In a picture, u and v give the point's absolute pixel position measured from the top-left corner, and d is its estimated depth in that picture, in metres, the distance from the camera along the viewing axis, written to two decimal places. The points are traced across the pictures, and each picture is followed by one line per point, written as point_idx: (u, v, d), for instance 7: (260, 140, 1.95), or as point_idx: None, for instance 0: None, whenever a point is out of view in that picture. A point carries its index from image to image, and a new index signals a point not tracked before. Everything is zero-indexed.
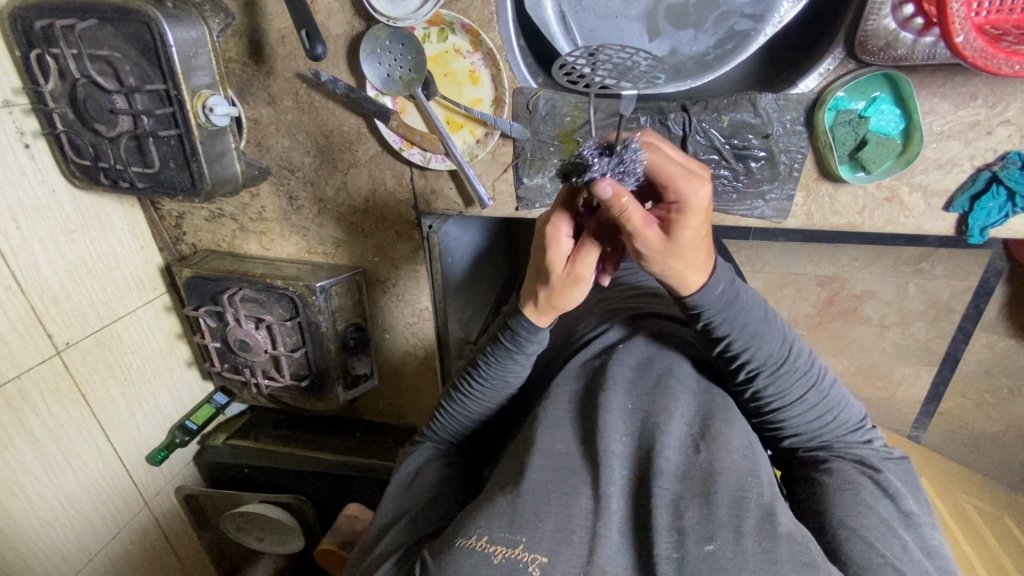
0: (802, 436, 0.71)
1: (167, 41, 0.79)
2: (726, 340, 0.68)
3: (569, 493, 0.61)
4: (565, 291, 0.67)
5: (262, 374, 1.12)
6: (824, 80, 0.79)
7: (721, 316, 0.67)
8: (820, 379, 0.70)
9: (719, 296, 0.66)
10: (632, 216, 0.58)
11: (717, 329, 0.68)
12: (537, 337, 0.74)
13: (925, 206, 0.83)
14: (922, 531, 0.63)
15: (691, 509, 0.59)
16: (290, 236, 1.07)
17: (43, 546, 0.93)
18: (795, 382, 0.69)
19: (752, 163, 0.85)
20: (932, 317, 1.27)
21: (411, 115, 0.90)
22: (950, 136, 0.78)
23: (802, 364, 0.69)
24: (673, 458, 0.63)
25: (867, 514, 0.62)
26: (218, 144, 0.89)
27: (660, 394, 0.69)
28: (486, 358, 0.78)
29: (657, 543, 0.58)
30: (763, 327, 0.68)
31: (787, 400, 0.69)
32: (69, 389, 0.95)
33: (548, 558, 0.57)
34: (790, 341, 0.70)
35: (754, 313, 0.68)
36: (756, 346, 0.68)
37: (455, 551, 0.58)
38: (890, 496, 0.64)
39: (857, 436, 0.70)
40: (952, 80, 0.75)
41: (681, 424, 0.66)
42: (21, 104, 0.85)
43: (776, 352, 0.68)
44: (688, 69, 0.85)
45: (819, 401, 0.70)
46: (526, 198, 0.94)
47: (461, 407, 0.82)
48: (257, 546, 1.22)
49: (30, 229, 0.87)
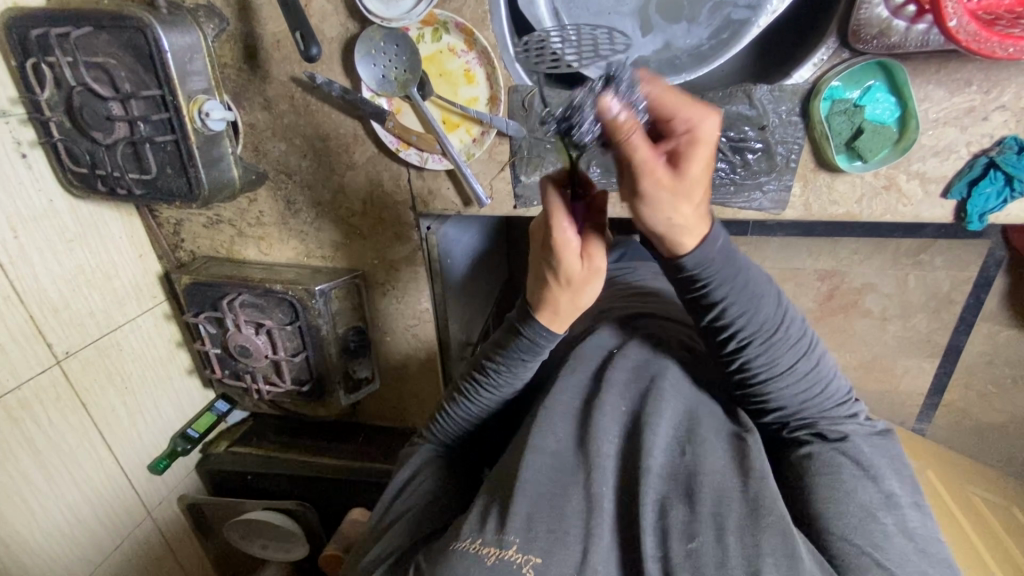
0: (787, 410, 0.70)
1: (163, 48, 0.80)
2: (720, 302, 0.67)
3: (563, 491, 0.61)
4: (586, 287, 0.67)
5: (263, 379, 1.12)
6: (817, 71, 0.80)
7: (716, 276, 0.66)
8: (811, 347, 0.70)
9: (720, 252, 0.65)
10: (639, 148, 0.54)
11: (710, 292, 0.67)
12: (542, 342, 0.73)
13: (923, 193, 0.83)
14: (903, 513, 0.61)
15: (678, 508, 0.59)
16: (289, 240, 1.07)
17: (45, 558, 0.93)
18: (788, 348, 0.68)
19: (749, 155, 0.85)
20: (934, 308, 1.27)
21: (407, 115, 0.90)
22: (947, 123, 0.78)
23: (795, 331, 0.69)
24: (659, 458, 0.63)
25: (849, 504, 0.60)
26: (214, 149, 0.89)
27: (650, 395, 0.69)
28: (495, 365, 0.77)
29: (644, 541, 0.57)
30: (756, 289, 0.67)
31: (778, 369, 0.68)
32: (69, 399, 0.95)
33: (542, 558, 0.56)
34: (784, 305, 0.69)
35: (747, 275, 0.67)
36: (749, 309, 0.67)
37: (450, 555, 0.58)
38: (872, 477, 0.63)
39: (844, 410, 0.70)
40: (946, 67, 0.75)
41: (671, 424, 0.67)
42: (18, 114, 0.85)
43: (769, 317, 0.68)
44: (681, 62, 0.85)
45: (810, 371, 0.69)
46: (524, 197, 0.94)
47: (463, 410, 0.81)
48: (261, 554, 1.21)
49: (28, 239, 0.87)
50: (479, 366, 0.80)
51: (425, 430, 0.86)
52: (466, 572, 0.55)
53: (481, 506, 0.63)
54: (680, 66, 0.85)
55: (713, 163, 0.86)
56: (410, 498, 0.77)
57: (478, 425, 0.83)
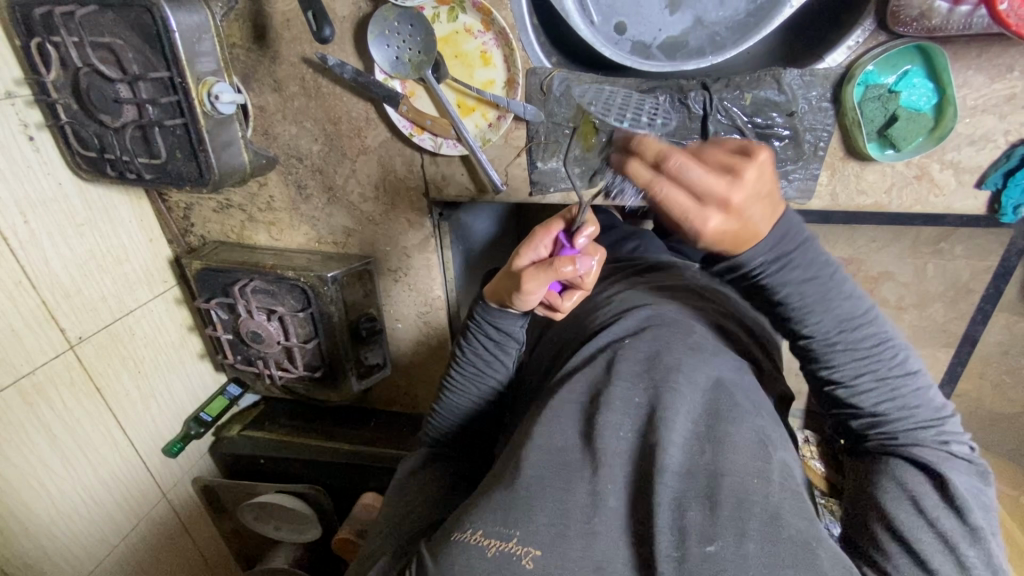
0: (870, 421, 0.66)
1: (170, 28, 0.76)
2: (782, 304, 0.63)
3: (568, 486, 0.59)
4: (510, 292, 0.72)
5: (274, 365, 1.11)
6: (852, 54, 0.76)
7: (775, 279, 0.61)
8: (886, 359, 0.63)
9: (771, 254, 0.60)
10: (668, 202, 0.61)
11: (773, 292, 0.62)
12: (499, 328, 0.78)
13: (956, 183, 0.80)
14: (988, 546, 0.58)
15: (696, 508, 0.56)
16: (300, 226, 1.06)
17: (62, 539, 0.93)
18: (861, 359, 0.63)
19: (775, 143, 0.82)
20: (950, 298, 1.24)
21: (421, 99, 0.87)
22: (985, 111, 0.75)
23: (873, 340, 0.63)
24: (676, 455, 0.60)
25: (926, 530, 0.58)
26: (224, 132, 0.87)
27: (667, 389, 0.65)
28: (460, 354, 0.82)
29: (658, 542, 0.55)
30: (826, 293, 0.62)
31: (849, 378, 0.64)
32: (84, 384, 0.94)
33: (541, 552, 0.56)
34: (862, 312, 0.63)
35: (812, 281, 0.61)
36: (813, 317, 0.62)
37: (454, 546, 0.57)
38: (954, 508, 0.59)
39: (931, 431, 0.64)
40: (988, 51, 0.72)
41: (687, 419, 0.63)
42: (24, 95, 0.83)
43: (839, 325, 0.63)
44: (721, 37, 0.80)
45: (889, 385, 0.64)
46: (540, 183, 0.91)
47: (446, 403, 0.84)
48: (273, 535, 1.21)
49: (38, 223, 0.86)
50: (455, 359, 0.84)
51: (421, 429, 0.88)
52: (468, 564, 0.55)
53: (484, 499, 0.62)
54: (724, 42, 0.80)
55: None
56: (409, 492, 0.78)
57: (471, 420, 0.85)
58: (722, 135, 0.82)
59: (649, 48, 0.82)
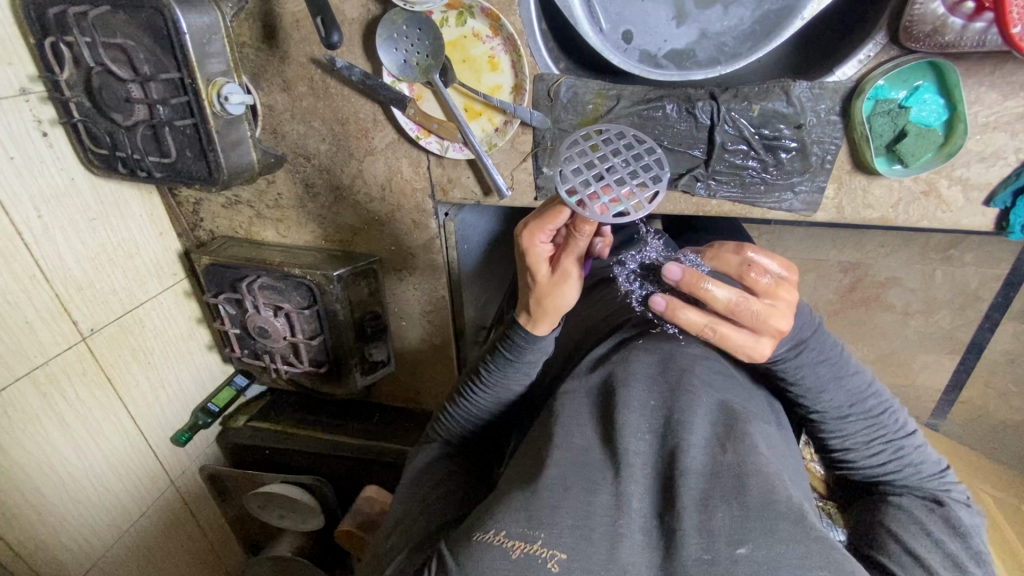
0: (873, 474, 0.72)
1: (181, 29, 0.77)
2: (792, 390, 0.69)
3: (589, 487, 0.56)
4: (554, 293, 0.68)
5: (281, 359, 1.13)
6: (863, 68, 0.75)
7: (789, 371, 0.67)
8: (889, 421, 0.70)
9: (788, 352, 0.66)
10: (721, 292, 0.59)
11: (784, 381, 0.68)
12: (535, 347, 0.75)
13: (964, 200, 0.79)
14: (988, 566, 0.63)
15: (722, 509, 0.54)
16: (307, 223, 1.07)
17: (74, 524, 0.96)
18: (863, 428, 0.70)
19: (782, 154, 0.81)
20: (959, 305, 1.23)
21: (429, 102, 0.88)
22: (996, 128, 0.74)
23: (873, 410, 0.70)
24: (697, 457, 0.59)
25: (929, 545, 0.63)
26: (234, 132, 0.88)
27: (683, 394, 0.64)
28: (487, 366, 0.79)
29: (685, 545, 0.52)
30: (830, 375, 0.68)
31: (853, 443, 0.71)
32: (95, 375, 0.96)
33: (567, 555, 0.52)
34: (861, 390, 0.69)
35: (824, 367, 0.67)
36: (819, 397, 0.68)
37: (474, 545, 0.54)
38: (959, 533, 0.65)
39: (931, 480, 0.70)
40: (1002, 69, 0.71)
41: (704, 420, 0.62)
42: (38, 92, 0.83)
43: (841, 403, 0.69)
44: (731, 47, 0.79)
45: (888, 445, 0.70)
46: (545, 188, 0.92)
47: (465, 408, 0.83)
48: (278, 523, 1.23)
49: (51, 218, 0.87)
50: (477, 370, 0.82)
51: (433, 431, 0.87)
52: (490, 566, 0.52)
53: (499, 498, 0.59)
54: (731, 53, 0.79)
55: (744, 160, 0.83)
56: (421, 489, 0.77)
57: (482, 419, 0.84)
58: (729, 146, 0.82)
59: (654, 58, 0.82)
